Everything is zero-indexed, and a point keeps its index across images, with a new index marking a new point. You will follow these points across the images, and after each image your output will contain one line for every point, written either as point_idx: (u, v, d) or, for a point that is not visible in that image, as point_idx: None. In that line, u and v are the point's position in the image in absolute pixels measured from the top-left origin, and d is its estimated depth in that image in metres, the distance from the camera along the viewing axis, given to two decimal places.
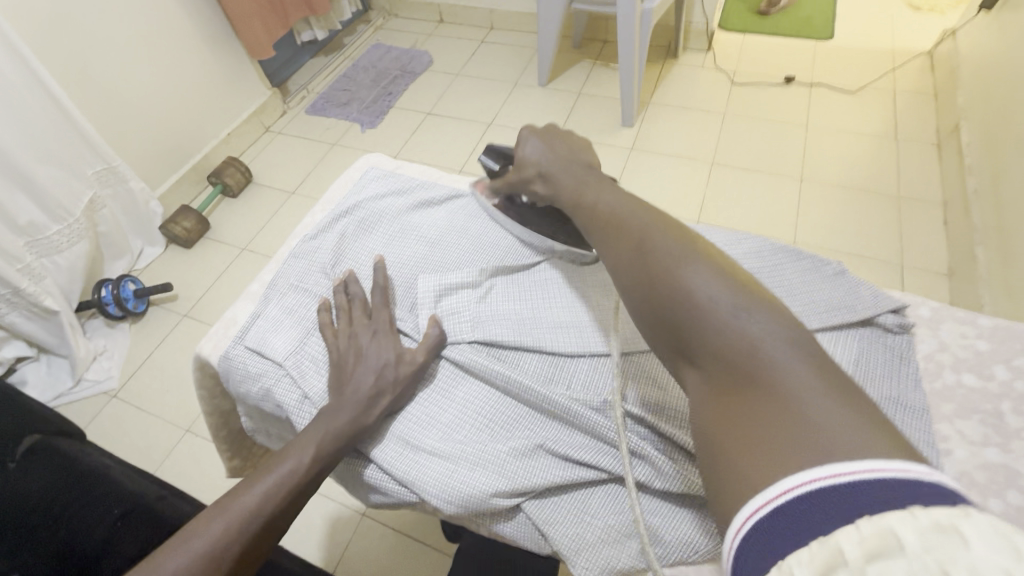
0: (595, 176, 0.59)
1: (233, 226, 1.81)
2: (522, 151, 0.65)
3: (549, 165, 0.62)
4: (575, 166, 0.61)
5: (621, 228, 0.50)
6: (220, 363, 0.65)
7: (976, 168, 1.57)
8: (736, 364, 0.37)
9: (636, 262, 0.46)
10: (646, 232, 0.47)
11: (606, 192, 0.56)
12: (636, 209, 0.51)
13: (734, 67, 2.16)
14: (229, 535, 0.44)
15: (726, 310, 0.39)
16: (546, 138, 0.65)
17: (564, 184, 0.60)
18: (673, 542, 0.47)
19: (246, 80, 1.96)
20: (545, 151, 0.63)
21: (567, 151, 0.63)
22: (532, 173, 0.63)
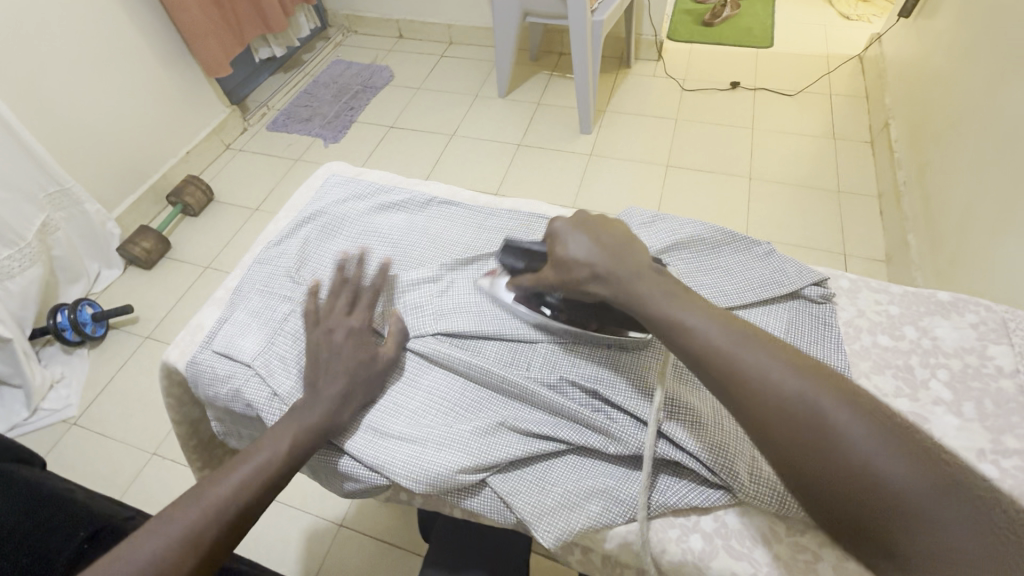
0: (676, 287, 0.49)
1: (195, 245, 1.79)
2: (562, 247, 0.54)
3: (602, 271, 0.51)
4: (645, 275, 0.50)
5: (753, 381, 0.41)
6: (188, 368, 0.66)
7: (904, 161, 1.71)
8: (931, 560, 0.34)
9: (793, 433, 0.39)
10: (788, 385, 0.41)
11: (691, 306, 0.47)
12: (759, 344, 0.43)
13: (683, 74, 2.27)
14: (203, 523, 0.46)
15: (913, 495, 0.35)
16: (587, 228, 0.54)
17: (644, 293, 0.49)
18: (628, 501, 0.50)
19: (204, 98, 1.96)
20: (591, 252, 0.52)
21: (618, 250, 0.52)
22: (583, 275, 0.52)
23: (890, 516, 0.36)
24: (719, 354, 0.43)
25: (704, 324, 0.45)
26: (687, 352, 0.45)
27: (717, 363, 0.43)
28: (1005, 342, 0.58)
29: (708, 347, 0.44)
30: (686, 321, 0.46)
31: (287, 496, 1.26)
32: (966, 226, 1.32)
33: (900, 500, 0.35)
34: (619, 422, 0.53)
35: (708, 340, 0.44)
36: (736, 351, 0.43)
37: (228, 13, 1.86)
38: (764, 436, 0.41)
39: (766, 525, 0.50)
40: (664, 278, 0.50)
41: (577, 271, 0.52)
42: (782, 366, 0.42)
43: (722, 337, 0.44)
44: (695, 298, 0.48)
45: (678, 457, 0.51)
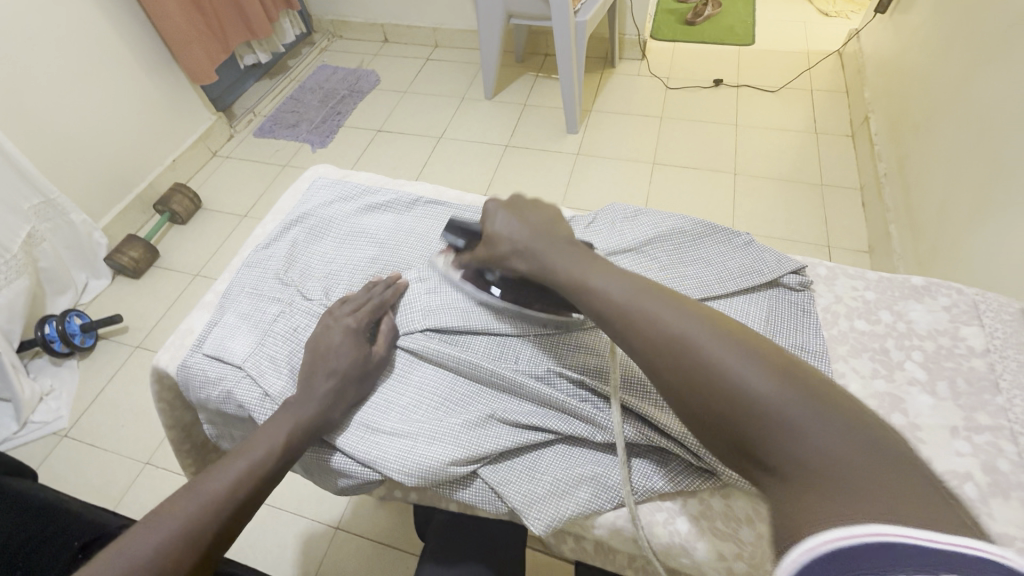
0: (587, 259, 0.51)
1: (185, 253, 1.78)
2: (491, 224, 0.59)
3: (522, 245, 0.55)
4: (560, 247, 0.53)
5: (643, 325, 0.43)
6: (179, 372, 0.66)
7: (884, 154, 1.74)
8: (801, 469, 0.33)
9: (676, 367, 0.40)
10: (674, 324, 0.42)
11: (603, 271, 0.49)
12: (652, 292, 0.45)
13: (667, 73, 2.30)
14: (200, 520, 0.46)
15: (781, 406, 0.35)
16: (516, 210, 0.58)
17: (556, 263, 0.52)
18: (616, 487, 0.51)
19: (189, 106, 1.95)
20: (515, 229, 0.56)
21: (541, 228, 0.56)
22: (504, 248, 0.56)
23: (766, 433, 0.35)
24: (615, 307, 0.45)
25: (605, 282, 0.47)
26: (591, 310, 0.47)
27: (616, 315, 0.45)
28: (976, 323, 0.60)
29: (607, 301, 0.46)
30: (594, 284, 0.48)
31: (283, 501, 1.26)
32: (946, 215, 1.35)
33: (770, 413, 0.35)
34: (605, 411, 0.55)
35: (608, 296, 0.46)
36: (631, 301, 0.45)
37: (212, 20, 1.86)
38: (653, 373, 0.42)
39: (749, 505, 0.51)
40: (581, 251, 0.53)
41: (500, 244, 0.57)
42: (667, 308, 0.43)
43: (618, 291, 0.46)
44: (603, 265, 0.50)
45: (664, 443, 0.52)
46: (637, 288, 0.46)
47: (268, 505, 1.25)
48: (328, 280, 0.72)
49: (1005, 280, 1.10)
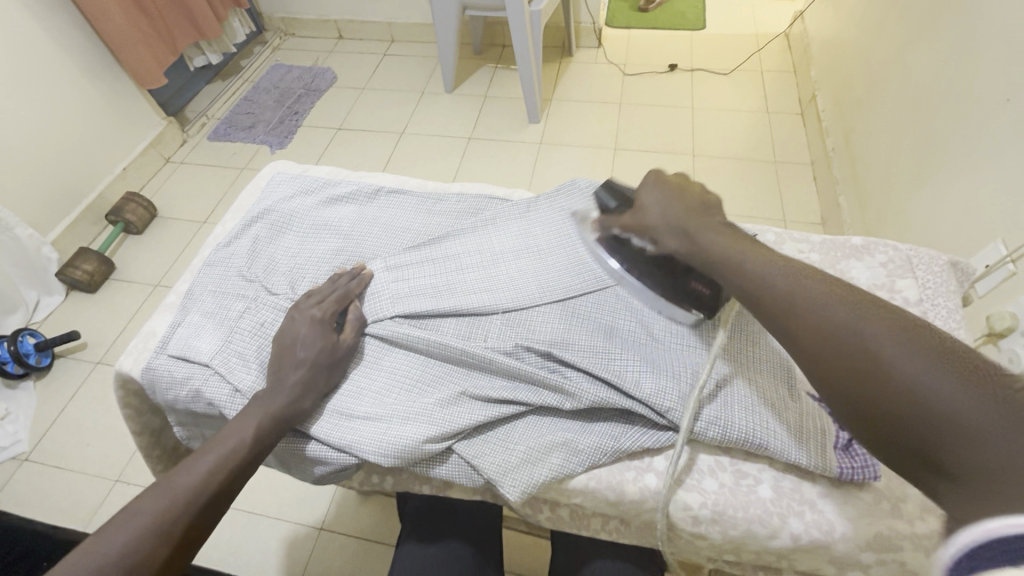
0: (744, 239, 0.50)
1: (143, 263, 1.72)
2: (644, 198, 0.58)
3: (670, 221, 0.54)
4: (719, 228, 0.52)
5: (799, 311, 0.42)
6: (143, 375, 0.65)
7: (831, 129, 1.82)
8: (986, 471, 0.31)
9: (831, 353, 0.39)
10: (830, 311, 0.40)
11: (756, 252, 0.48)
12: (806, 278, 0.44)
13: (623, 60, 2.34)
14: (172, 514, 0.46)
15: (973, 414, 0.32)
16: (667, 185, 0.57)
17: (705, 242, 0.51)
18: (587, 452, 0.54)
19: (138, 111, 1.88)
20: (664, 206, 0.55)
21: (695, 205, 0.54)
22: (654, 223, 0.56)
23: (951, 436, 0.33)
24: (770, 290, 0.45)
25: (758, 263, 0.46)
26: (743, 288, 0.47)
27: (769, 297, 0.44)
28: (911, 276, 0.64)
29: (759, 283, 0.45)
30: (744, 262, 0.47)
31: (264, 506, 1.24)
32: (891, 182, 1.42)
33: (957, 421, 0.32)
34: (573, 379, 0.57)
35: (761, 277, 0.46)
36: (782, 286, 0.44)
37: (156, 20, 1.78)
38: (804, 362, 0.41)
39: (712, 457, 0.54)
40: (737, 233, 0.51)
41: (651, 218, 0.56)
42: (825, 296, 0.42)
43: (774, 275, 0.45)
44: (759, 248, 0.48)
45: (629, 405, 0.55)
46: (793, 274, 0.45)
47: (248, 512, 1.24)
48: (294, 274, 0.71)
49: (944, 240, 1.17)
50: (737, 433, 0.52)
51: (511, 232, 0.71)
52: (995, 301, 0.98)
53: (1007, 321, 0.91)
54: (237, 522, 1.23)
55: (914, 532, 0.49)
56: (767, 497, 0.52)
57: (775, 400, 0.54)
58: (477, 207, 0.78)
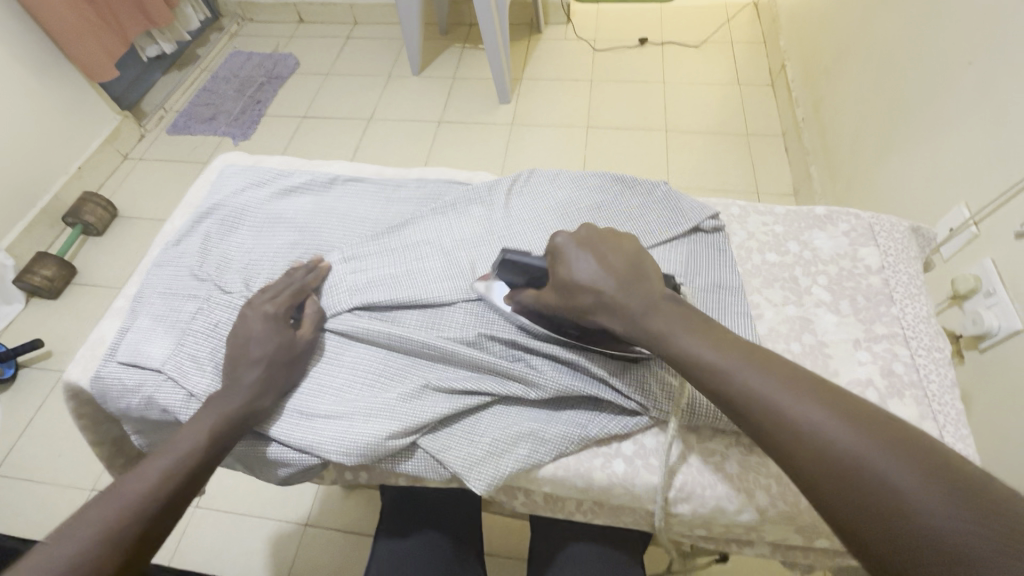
0: (693, 319, 0.46)
1: (107, 266, 1.66)
2: (568, 267, 0.50)
3: (607, 299, 0.48)
4: (660, 304, 0.47)
5: (787, 427, 0.38)
6: (93, 384, 0.62)
7: (801, 99, 1.81)
8: None
9: (832, 474, 0.35)
10: (826, 432, 0.37)
11: (722, 341, 0.44)
12: (790, 386, 0.40)
13: (593, 36, 2.29)
14: (121, 520, 0.44)
15: (979, 550, 0.30)
16: (594, 246, 0.51)
17: (659, 326, 0.46)
18: (553, 439, 0.53)
19: (91, 106, 1.79)
20: (594, 278, 0.48)
21: (623, 271, 0.49)
22: (587, 300, 0.49)
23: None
24: (750, 397, 0.40)
25: (732, 363, 0.42)
26: (708, 384, 0.43)
27: (752, 408, 0.40)
28: (872, 244, 0.64)
29: (737, 391, 0.41)
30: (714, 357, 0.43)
31: (245, 507, 1.22)
32: (860, 151, 1.42)
33: (966, 562, 0.30)
34: (538, 367, 0.55)
35: (738, 381, 0.41)
36: (767, 393, 0.40)
37: (103, 9, 1.69)
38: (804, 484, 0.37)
39: (678, 437, 0.54)
40: (677, 310, 0.47)
41: (581, 295, 0.49)
42: (801, 396, 0.39)
43: (754, 378, 0.41)
44: (729, 341, 0.44)
45: (596, 390, 0.54)
46: (776, 376, 0.41)
47: (230, 513, 1.22)
48: (248, 271, 0.69)
49: (911, 207, 1.18)
50: (704, 410, 0.52)
51: (473, 218, 0.69)
52: (959, 264, 0.99)
53: (971, 283, 0.92)
54: (219, 524, 1.21)
55: None
56: (733, 474, 0.52)
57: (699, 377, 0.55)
58: (437, 193, 0.75)
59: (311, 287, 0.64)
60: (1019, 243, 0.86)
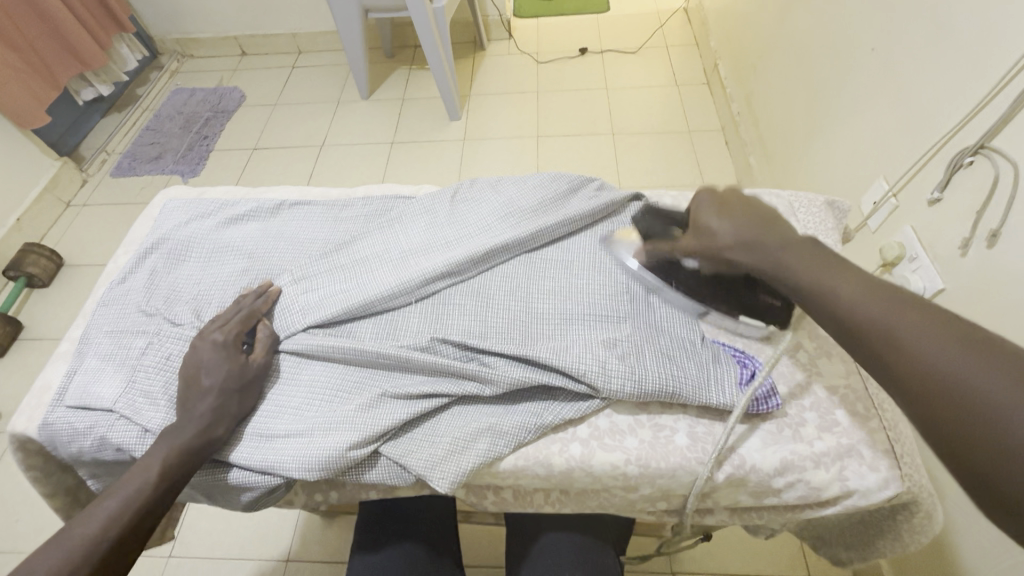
0: (833, 258, 0.46)
1: (54, 318, 1.60)
2: (706, 215, 0.54)
3: (747, 238, 0.50)
4: (798, 244, 0.48)
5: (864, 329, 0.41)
6: (41, 432, 0.61)
7: (734, 95, 1.91)
8: None
9: (905, 358, 0.37)
10: (904, 326, 0.38)
11: (816, 254, 0.47)
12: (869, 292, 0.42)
13: (535, 49, 2.36)
14: (69, 566, 0.45)
15: None
16: (731, 207, 0.53)
17: (774, 243, 0.49)
18: (510, 432, 0.54)
19: (25, 153, 1.73)
20: (734, 228, 0.51)
21: (765, 220, 0.51)
22: (725, 241, 0.51)
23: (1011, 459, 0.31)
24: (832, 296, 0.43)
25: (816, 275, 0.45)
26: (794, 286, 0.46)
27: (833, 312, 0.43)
28: (792, 219, 0.69)
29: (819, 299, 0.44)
30: (808, 267, 0.46)
31: (223, 549, 1.18)
32: (792, 137, 1.50)
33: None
34: (490, 365, 0.57)
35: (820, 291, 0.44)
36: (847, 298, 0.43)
37: (29, 54, 1.64)
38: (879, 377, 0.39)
39: (631, 416, 0.57)
40: (821, 249, 0.47)
41: (721, 239, 0.52)
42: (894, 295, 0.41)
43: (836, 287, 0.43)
44: (837, 264, 0.45)
45: (548, 379, 0.56)
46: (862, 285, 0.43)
47: (205, 559, 1.17)
48: (198, 302, 0.68)
49: (840, 184, 1.26)
50: (652, 385, 0.54)
51: (419, 228, 0.70)
52: (885, 234, 1.07)
53: (896, 251, 0.99)
54: (194, 571, 1.16)
55: (816, 452, 0.53)
56: (683, 445, 0.54)
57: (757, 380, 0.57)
58: (385, 209, 0.77)
59: (263, 310, 0.65)
60: (933, 209, 0.93)
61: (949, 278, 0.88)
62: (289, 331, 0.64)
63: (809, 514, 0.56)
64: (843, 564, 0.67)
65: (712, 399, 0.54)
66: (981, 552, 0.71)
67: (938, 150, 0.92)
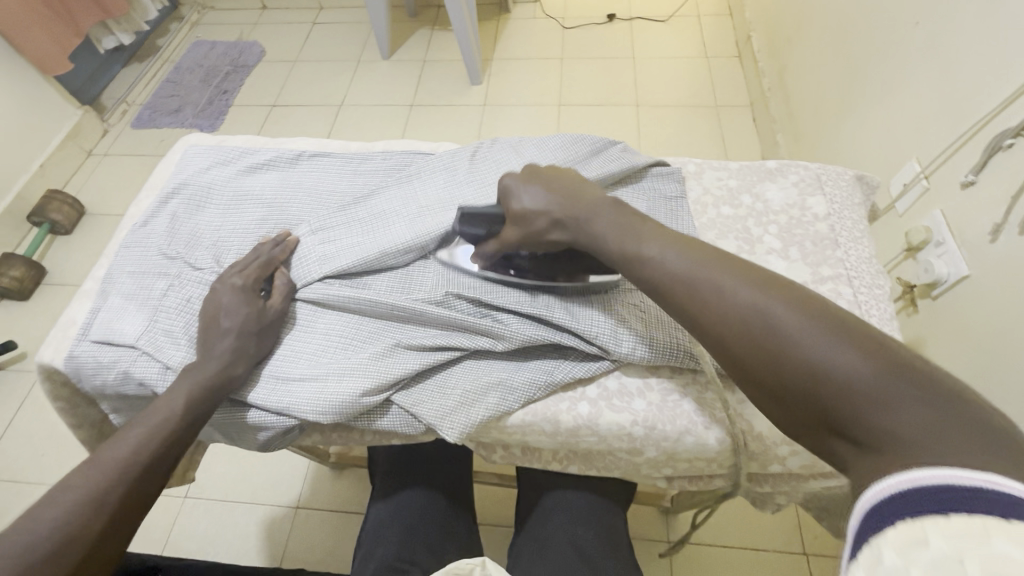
0: (628, 218, 0.52)
1: (76, 265, 1.63)
2: (517, 202, 0.56)
3: (560, 214, 0.54)
4: (603, 209, 0.53)
5: (707, 304, 0.42)
6: (67, 364, 0.63)
7: (766, 69, 1.84)
8: (876, 432, 0.32)
9: (744, 334, 0.39)
10: (739, 298, 0.41)
11: (649, 237, 0.49)
12: (708, 262, 0.44)
13: (562, 13, 2.28)
14: (104, 486, 0.48)
15: (859, 376, 0.34)
16: (538, 179, 0.57)
17: (602, 229, 0.52)
18: (521, 387, 0.55)
19: (48, 99, 1.74)
20: (543, 202, 0.55)
21: (566, 191, 0.55)
22: (541, 224, 0.55)
23: (841, 402, 0.34)
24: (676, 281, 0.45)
25: (658, 252, 0.47)
26: (636, 271, 0.48)
27: (678, 288, 0.44)
28: (819, 193, 0.68)
29: (667, 276, 0.45)
30: (646, 253, 0.48)
31: (237, 493, 1.23)
32: (822, 115, 1.45)
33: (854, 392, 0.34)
34: (504, 322, 0.58)
35: (662, 267, 0.46)
36: (692, 273, 0.44)
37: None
38: (723, 351, 0.41)
39: (641, 379, 0.57)
40: (619, 211, 0.53)
41: (536, 222, 0.55)
42: (726, 271, 0.43)
43: (676, 263, 0.45)
44: (666, 234, 0.49)
45: (560, 339, 0.56)
46: (703, 260, 0.45)
47: (220, 501, 1.22)
48: (218, 249, 0.69)
49: (870, 163, 1.22)
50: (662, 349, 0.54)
51: (437, 184, 0.70)
52: (913, 217, 1.04)
53: (922, 235, 0.96)
54: (209, 512, 1.21)
55: None
56: (691, 409, 0.55)
57: (663, 324, 0.56)
58: (403, 163, 0.77)
59: (280, 259, 0.65)
60: (965, 192, 0.90)
61: (976, 265, 0.86)
62: (306, 279, 0.65)
63: (812, 484, 0.57)
64: (843, 537, 0.69)
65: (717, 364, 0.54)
66: None
67: (975, 133, 0.89)
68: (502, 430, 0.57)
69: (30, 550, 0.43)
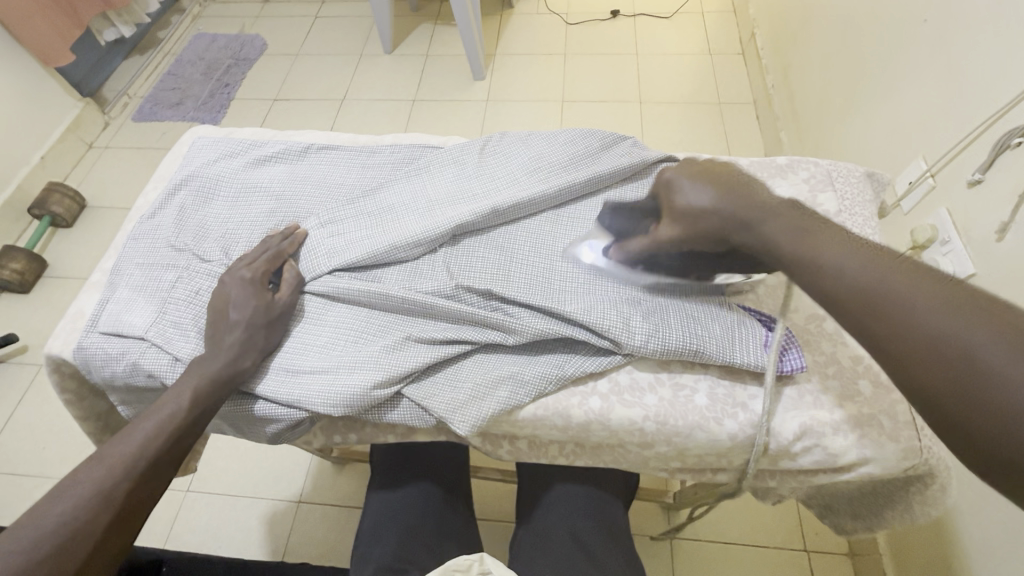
0: (813, 221, 0.44)
1: (78, 258, 1.63)
2: (681, 196, 0.49)
3: (729, 212, 0.46)
4: (782, 209, 0.45)
5: (892, 321, 0.37)
6: (76, 356, 0.63)
7: (770, 67, 1.83)
8: None
9: (926, 356, 0.35)
10: (928, 317, 0.35)
11: (823, 234, 0.42)
12: (900, 275, 0.37)
13: (565, 9, 2.27)
14: (111, 481, 0.48)
15: None
16: (703, 174, 0.49)
17: (777, 231, 0.44)
18: (532, 381, 0.55)
19: (48, 91, 1.72)
20: (710, 199, 0.47)
21: (739, 187, 0.47)
22: (709, 221, 0.47)
23: None
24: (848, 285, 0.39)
25: (836, 257, 0.40)
26: (803, 275, 0.42)
27: (856, 299, 0.38)
28: (830, 189, 0.68)
29: (845, 284, 0.39)
30: (814, 250, 0.42)
31: (239, 487, 1.23)
32: (827, 113, 1.45)
33: None
34: (514, 315, 0.58)
35: (835, 271, 0.40)
36: (879, 285, 0.38)
37: None
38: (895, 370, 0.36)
39: (652, 374, 0.57)
40: (804, 214, 0.44)
41: (704, 220, 0.47)
42: (915, 283, 0.37)
43: (860, 271, 0.39)
44: (831, 230, 0.43)
45: (572, 332, 0.56)
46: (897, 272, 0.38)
47: (223, 496, 1.22)
48: (226, 240, 0.69)
49: (875, 161, 1.22)
50: (674, 344, 0.54)
51: (446, 178, 0.69)
52: (918, 215, 1.04)
53: (928, 233, 0.96)
54: (212, 506, 1.21)
55: (836, 419, 0.54)
56: (702, 405, 0.55)
57: (682, 319, 0.56)
58: (411, 157, 0.77)
59: (288, 252, 0.65)
60: (972, 192, 0.90)
61: (982, 263, 0.86)
62: (313, 271, 0.64)
63: (822, 479, 0.57)
64: (846, 534, 0.69)
65: (733, 358, 0.54)
66: (994, 542, 0.72)
67: (983, 133, 0.89)
68: (512, 423, 0.57)
69: (34, 550, 0.43)
